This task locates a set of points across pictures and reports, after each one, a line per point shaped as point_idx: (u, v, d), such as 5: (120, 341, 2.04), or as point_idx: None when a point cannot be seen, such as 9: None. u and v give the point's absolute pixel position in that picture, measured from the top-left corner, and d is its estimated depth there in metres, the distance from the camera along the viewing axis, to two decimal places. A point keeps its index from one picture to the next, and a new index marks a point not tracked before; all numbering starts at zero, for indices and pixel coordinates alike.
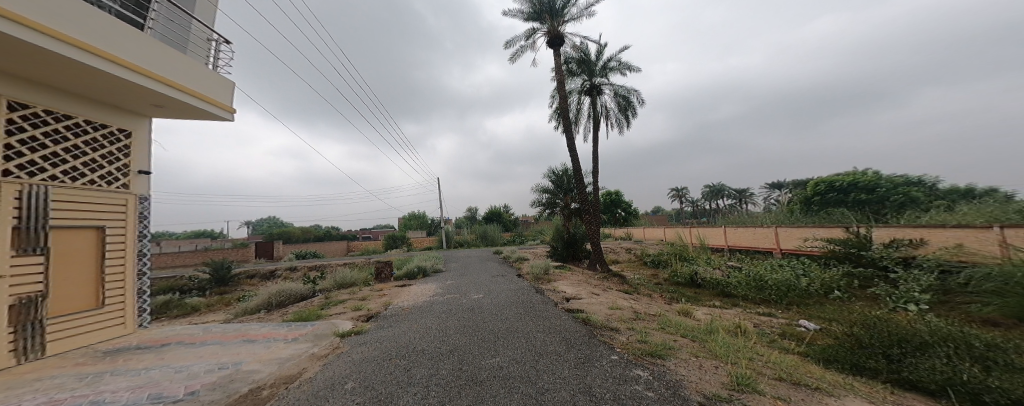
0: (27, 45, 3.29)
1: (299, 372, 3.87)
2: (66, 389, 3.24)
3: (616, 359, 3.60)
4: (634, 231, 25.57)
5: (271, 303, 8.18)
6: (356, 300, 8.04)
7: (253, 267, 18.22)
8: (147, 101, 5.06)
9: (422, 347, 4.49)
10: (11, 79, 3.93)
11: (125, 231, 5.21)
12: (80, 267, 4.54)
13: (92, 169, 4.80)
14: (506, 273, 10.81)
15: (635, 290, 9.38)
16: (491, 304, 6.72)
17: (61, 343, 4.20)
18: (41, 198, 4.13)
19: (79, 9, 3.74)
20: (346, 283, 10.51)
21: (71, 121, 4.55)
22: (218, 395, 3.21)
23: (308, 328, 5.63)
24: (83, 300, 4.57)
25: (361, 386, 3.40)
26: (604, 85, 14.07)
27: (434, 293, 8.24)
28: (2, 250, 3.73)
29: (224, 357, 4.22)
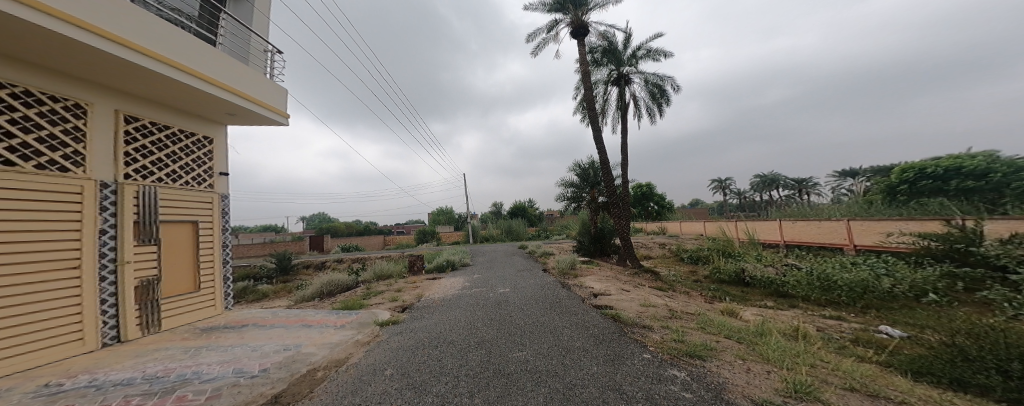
0: (133, 66, 3.88)
1: (347, 357, 4.22)
2: (174, 360, 3.82)
3: (649, 358, 3.50)
4: (670, 225, 24.28)
5: (323, 292, 8.96)
6: (393, 292, 8.56)
7: (308, 258, 20.07)
8: (221, 110, 5.70)
9: (452, 339, 4.69)
10: (126, 98, 4.65)
11: (212, 225, 5.93)
12: (181, 256, 5.27)
13: (186, 171, 5.53)
14: (533, 267, 10.86)
15: (672, 287, 8.97)
16: (517, 298, 6.80)
17: (170, 320, 4.94)
18: (152, 197, 4.85)
19: (169, 32, 4.33)
20: (384, 275, 11.18)
21: (167, 131, 5.26)
22: (284, 373, 3.62)
23: (354, 316, 6.09)
24: (184, 284, 5.30)
25: (398, 373, 3.64)
26: (632, 74, 13.48)
27: (463, 286, 8.50)
28: (126, 241, 4.43)
29: (288, 339, 4.73)
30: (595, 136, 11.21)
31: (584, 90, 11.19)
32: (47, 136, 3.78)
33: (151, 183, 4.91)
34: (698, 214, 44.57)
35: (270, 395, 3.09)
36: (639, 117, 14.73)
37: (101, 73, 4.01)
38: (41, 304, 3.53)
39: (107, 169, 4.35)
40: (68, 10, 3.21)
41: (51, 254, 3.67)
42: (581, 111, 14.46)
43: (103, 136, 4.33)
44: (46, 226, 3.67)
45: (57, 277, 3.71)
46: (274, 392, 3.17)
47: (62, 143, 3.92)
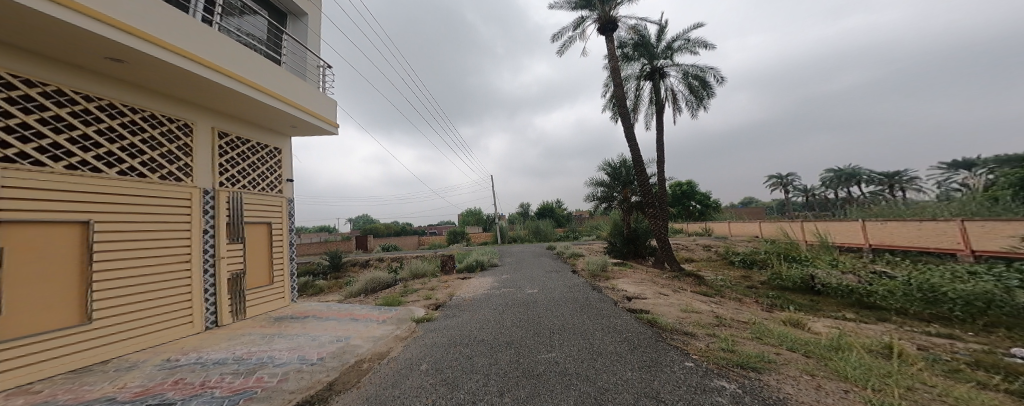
0: (218, 86, 4.23)
1: (388, 350, 4.49)
2: (254, 343, 4.28)
3: (691, 366, 3.02)
4: (716, 226, 22.60)
5: (367, 289, 9.57)
6: (427, 290, 8.90)
7: (355, 256, 21.58)
8: (287, 124, 6.09)
9: (482, 338, 4.77)
10: (214, 115, 5.14)
11: (283, 226, 6.48)
12: (259, 253, 5.80)
13: (263, 179, 6.10)
14: (564, 268, 10.71)
15: (719, 293, 8.30)
16: (545, 299, 6.77)
17: (252, 309, 5.51)
18: (238, 202, 5.37)
19: (248, 56, 4.69)
20: (419, 273, 11.62)
21: (250, 144, 5.86)
22: (337, 362, 3.92)
23: (393, 312, 6.41)
24: (261, 278, 5.80)
25: (432, 369, 3.79)
26: (668, 67, 12.86)
27: (491, 287, 8.60)
28: (221, 239, 5.00)
29: (340, 331, 5.07)
30: (628, 134, 10.80)
31: (614, 88, 10.86)
32: (167, 152, 4.41)
33: (240, 189, 5.49)
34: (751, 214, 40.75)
35: (325, 383, 3.40)
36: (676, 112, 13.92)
37: (194, 94, 4.42)
38: (162, 292, 4.12)
39: (207, 177, 4.93)
40: (178, 43, 3.63)
41: (166, 250, 4.21)
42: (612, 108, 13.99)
43: (204, 149, 4.93)
44: (168, 226, 4.28)
45: (172, 268, 4.28)
46: (328, 379, 3.48)
47: (177, 157, 4.55)
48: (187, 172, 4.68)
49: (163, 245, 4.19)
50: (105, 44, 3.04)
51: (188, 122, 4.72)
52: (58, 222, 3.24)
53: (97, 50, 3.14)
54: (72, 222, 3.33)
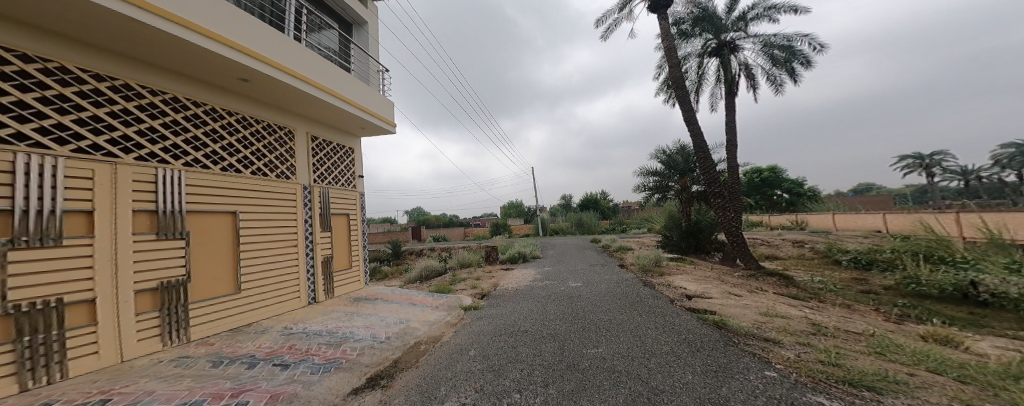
0: (294, 90, 4.37)
1: (441, 335, 4.78)
2: (336, 318, 4.77)
3: (772, 376, 2.70)
4: (815, 219, 19.67)
5: (421, 277, 10.21)
6: (474, 280, 9.23)
7: (412, 246, 23.14)
8: (357, 125, 6.27)
9: (526, 328, 4.84)
10: (302, 121, 5.46)
11: (365, 215, 6.88)
12: (342, 241, 6.15)
13: (345, 175, 6.49)
14: (609, 263, 10.32)
15: (817, 297, 6.84)
16: (590, 294, 6.65)
17: (344, 287, 6.05)
18: (326, 196, 5.77)
19: (319, 62, 4.87)
20: (466, 263, 12.00)
21: (334, 145, 6.25)
22: (398, 343, 4.27)
23: (444, 299, 6.73)
24: (343, 262, 6.10)
25: (479, 356, 3.94)
26: (739, 40, 11.44)
27: (535, 279, 8.65)
28: (318, 229, 5.50)
29: (401, 314, 5.45)
30: (686, 116, 10.01)
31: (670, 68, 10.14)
32: (281, 156, 4.97)
33: (329, 184, 5.95)
34: (867, 202, 33.19)
35: (390, 360, 3.78)
36: (756, 89, 12.13)
37: (280, 99, 4.67)
38: (278, 271, 4.68)
39: (306, 175, 5.38)
40: (273, 57, 3.97)
41: (277, 237, 4.71)
42: (668, 92, 13.00)
43: (303, 150, 5.40)
44: (279, 216, 4.77)
45: (282, 252, 4.77)
46: (392, 358, 3.84)
47: (285, 157, 5.06)
48: (290, 169, 5.14)
49: (281, 230, 4.79)
50: (220, 61, 3.40)
51: (290, 129, 5.18)
52: (218, 210, 3.91)
53: (216, 67, 3.54)
54: (223, 212, 3.96)
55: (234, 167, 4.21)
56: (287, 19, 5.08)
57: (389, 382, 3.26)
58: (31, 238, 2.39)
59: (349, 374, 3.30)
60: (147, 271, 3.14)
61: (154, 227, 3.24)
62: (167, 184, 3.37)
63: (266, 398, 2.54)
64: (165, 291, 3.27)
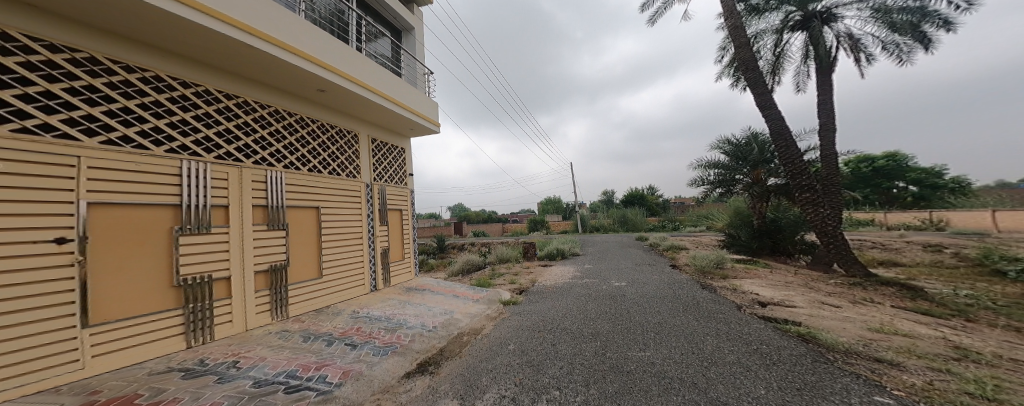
0: (353, 94, 4.65)
1: (482, 327, 4.95)
2: (392, 306, 5.15)
3: (886, 401, 2.32)
4: (959, 217, 15.87)
5: (462, 270, 10.57)
6: (512, 275, 9.36)
7: (455, 240, 24.01)
8: (406, 126, 6.54)
9: (566, 326, 4.80)
10: (362, 124, 5.82)
11: (414, 212, 7.29)
12: (396, 235, 6.57)
13: (398, 174, 6.88)
14: (659, 262, 9.78)
15: (963, 315, 5.14)
16: (635, 294, 6.39)
17: (398, 277, 6.48)
18: (383, 193, 6.19)
19: (372, 68, 5.14)
20: (505, 258, 12.18)
21: (389, 146, 6.66)
22: (443, 333, 4.48)
23: (483, 293, 6.91)
24: (397, 253, 6.52)
25: (518, 350, 4.02)
26: (837, 7, 9.54)
27: (574, 276, 8.56)
28: (377, 223, 5.93)
29: (445, 305, 5.71)
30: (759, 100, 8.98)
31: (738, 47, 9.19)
32: (350, 159, 5.44)
33: (386, 182, 6.37)
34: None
35: (437, 349, 4.01)
36: (859, 68, 9.75)
37: (341, 105, 5.01)
38: (348, 260, 5.14)
39: (368, 173, 5.82)
40: (341, 68, 4.35)
41: (347, 229, 5.17)
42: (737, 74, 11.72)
43: (365, 150, 5.81)
44: (349, 210, 5.25)
45: (351, 243, 5.24)
46: (439, 347, 4.05)
47: (352, 158, 5.48)
48: (356, 168, 5.58)
49: (353, 223, 5.31)
50: (300, 73, 3.82)
51: (354, 132, 5.60)
52: (303, 205, 4.43)
53: (295, 79, 3.98)
54: (307, 207, 4.48)
55: (316, 167, 4.70)
56: (348, 31, 5.55)
57: (436, 368, 3.46)
58: (188, 227, 3.06)
59: (403, 359, 3.56)
60: (262, 256, 3.78)
61: (266, 220, 3.87)
62: (273, 184, 3.99)
63: (340, 373, 2.99)
64: (273, 273, 3.90)
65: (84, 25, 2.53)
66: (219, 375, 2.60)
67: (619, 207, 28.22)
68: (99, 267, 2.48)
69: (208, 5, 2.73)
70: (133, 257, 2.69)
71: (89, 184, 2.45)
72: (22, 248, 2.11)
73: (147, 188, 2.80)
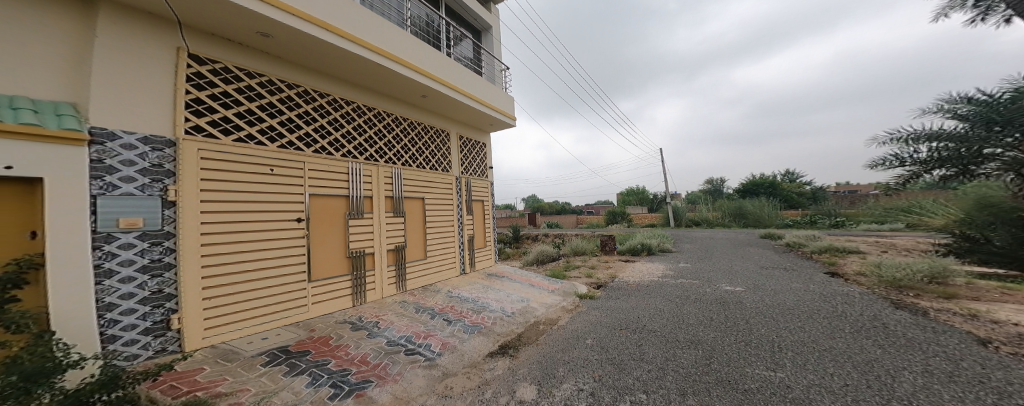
0: (443, 96, 4.94)
1: (558, 318, 4.87)
2: (477, 289, 5.48)
3: None
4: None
5: (536, 260, 10.65)
6: (588, 268, 9.01)
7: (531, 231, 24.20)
8: (487, 122, 6.72)
9: (653, 328, 4.40)
10: (451, 123, 6.17)
11: (494, 202, 7.54)
12: (480, 225, 6.93)
13: (480, 167, 7.18)
14: (793, 267, 7.82)
15: None
16: (739, 300, 5.47)
17: (481, 262, 6.87)
18: (468, 187, 6.55)
19: (459, 70, 5.37)
20: (580, 251, 11.80)
21: (473, 143, 7.00)
22: (520, 319, 4.56)
23: (559, 285, 6.79)
24: (480, 241, 6.88)
25: (597, 346, 3.80)
26: None
27: (663, 275, 7.73)
28: (464, 212, 6.32)
29: (522, 293, 5.82)
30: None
31: None
32: (444, 153, 5.92)
33: (471, 175, 6.77)
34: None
35: (516, 334, 4.07)
36: None
37: (433, 106, 5.39)
38: (444, 244, 5.64)
39: (457, 168, 6.23)
40: (434, 72, 4.68)
41: (444, 217, 5.68)
42: None
43: (454, 148, 6.19)
44: (446, 200, 5.78)
45: (446, 230, 5.74)
46: (518, 332, 4.14)
47: (445, 154, 5.92)
48: (448, 163, 5.98)
49: (447, 211, 5.81)
50: (411, 84, 4.39)
51: (446, 131, 5.99)
52: (414, 195, 5.03)
53: (397, 86, 4.39)
54: (415, 196, 5.03)
55: (421, 163, 5.26)
56: (439, 37, 5.96)
57: (516, 352, 3.52)
58: (354, 213, 3.98)
59: (486, 339, 3.70)
60: (392, 238, 4.51)
61: (392, 208, 4.57)
62: (397, 179, 4.70)
63: (440, 344, 3.30)
64: (398, 252, 4.60)
65: (271, 56, 3.32)
66: (368, 331, 3.36)
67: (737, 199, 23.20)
68: (315, 240, 3.55)
69: (353, 33, 3.45)
70: (330, 233, 3.72)
71: (309, 181, 3.54)
72: (281, 225, 3.23)
73: (333, 182, 3.80)
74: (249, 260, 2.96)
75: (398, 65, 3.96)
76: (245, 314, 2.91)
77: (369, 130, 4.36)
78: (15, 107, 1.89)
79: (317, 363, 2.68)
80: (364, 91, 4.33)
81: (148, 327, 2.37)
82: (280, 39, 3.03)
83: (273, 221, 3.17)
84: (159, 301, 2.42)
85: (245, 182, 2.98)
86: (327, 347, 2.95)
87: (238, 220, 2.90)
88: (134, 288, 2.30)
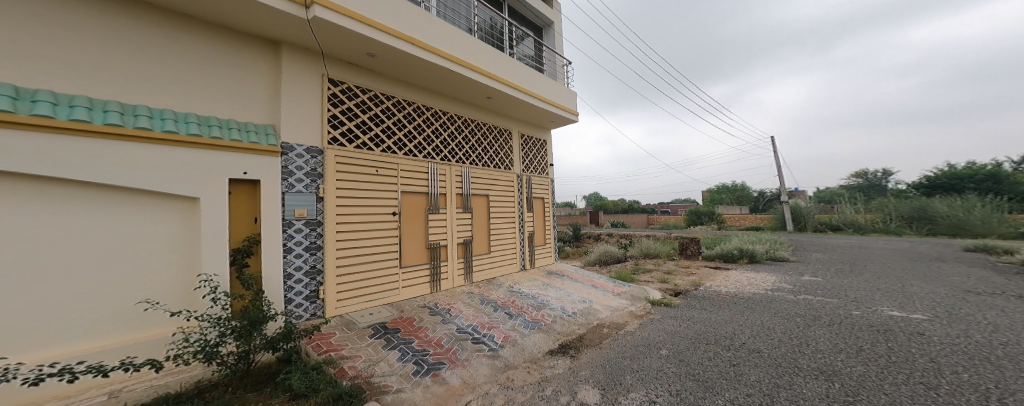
0: (506, 96, 5.06)
1: (625, 323, 4.60)
2: (537, 286, 5.53)
3: None
4: None
5: (599, 261, 10.21)
6: (663, 274, 8.23)
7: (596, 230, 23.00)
8: (549, 118, 6.65)
9: (759, 347, 3.72)
10: (512, 122, 6.26)
11: (554, 199, 7.47)
12: (540, 222, 6.93)
13: (541, 165, 7.17)
14: (966, 291, 5.82)
15: None
16: (862, 320, 4.38)
17: (541, 259, 6.88)
18: (529, 184, 6.60)
19: (522, 69, 5.43)
20: (651, 254, 11.06)
21: (535, 141, 7.03)
22: (581, 320, 4.44)
23: (627, 288, 6.37)
24: (539, 238, 6.86)
25: (674, 358, 3.47)
26: None
27: (755, 286, 6.63)
28: (524, 208, 6.38)
29: (585, 294, 5.67)
30: None
31: None
32: (507, 152, 6.05)
33: (532, 172, 6.82)
34: None
35: (577, 334, 3.98)
36: None
37: (497, 106, 5.54)
38: (506, 239, 5.79)
39: (518, 166, 6.32)
40: (500, 73, 4.83)
41: (506, 214, 5.85)
42: None
43: (516, 146, 6.30)
44: (508, 196, 5.93)
45: (508, 226, 5.88)
46: (580, 332, 4.04)
47: (507, 152, 6.07)
48: (509, 162, 6.11)
49: (509, 208, 5.95)
50: (479, 87, 4.61)
51: (508, 130, 6.11)
52: (480, 192, 5.29)
53: (466, 89, 4.64)
54: (480, 193, 5.27)
55: (487, 161, 5.52)
56: (503, 38, 6.11)
57: (577, 353, 3.44)
58: (433, 209, 4.39)
59: (546, 336, 3.71)
60: (461, 232, 4.83)
61: (462, 204, 4.89)
62: (466, 177, 4.99)
63: (503, 337, 3.43)
64: (465, 245, 4.90)
65: (368, 71, 3.83)
66: (443, 317, 3.67)
67: (917, 196, 16.60)
68: (406, 232, 4.07)
69: (431, 44, 3.78)
70: (416, 226, 4.20)
71: (403, 180, 4.06)
72: (383, 219, 3.81)
73: (419, 181, 4.27)
74: (363, 248, 3.60)
75: (468, 69, 4.20)
76: (364, 290, 3.58)
77: (445, 132, 4.73)
78: (246, 131, 2.87)
79: (405, 341, 3.05)
80: (439, 96, 4.68)
81: (308, 294, 3.18)
82: (382, 57, 3.56)
83: (377, 214, 3.77)
84: (314, 275, 3.24)
85: (362, 183, 3.64)
86: (412, 327, 3.32)
87: (356, 214, 3.56)
88: (300, 262, 3.13)
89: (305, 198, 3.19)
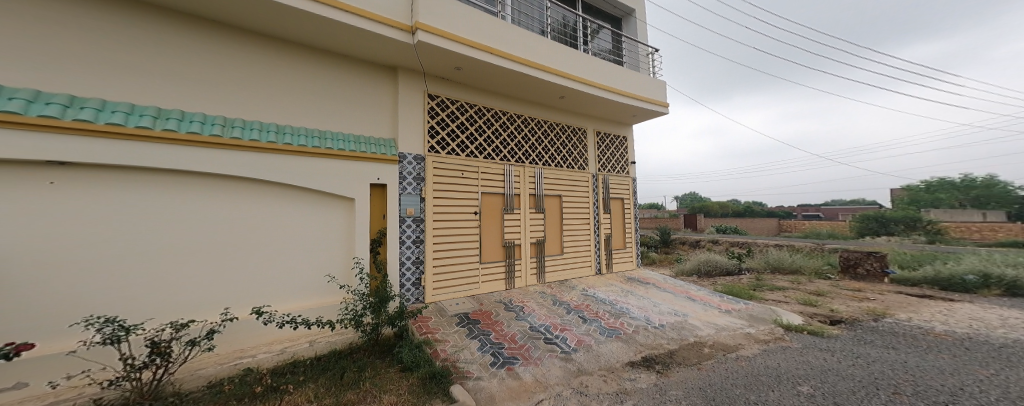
0: (581, 94, 4.89)
1: (737, 346, 3.84)
2: (617, 292, 5.20)
3: None
4: None
5: (699, 271, 8.90)
6: (802, 293, 6.49)
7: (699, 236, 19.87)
8: (630, 113, 6.14)
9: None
10: (588, 120, 6.02)
11: (637, 200, 6.89)
12: (619, 224, 6.48)
13: (620, 164, 6.69)
14: None
15: None
16: None
17: (621, 264, 6.44)
18: (606, 184, 6.24)
19: (601, 64, 5.16)
20: (780, 267, 8.91)
21: (614, 138, 6.60)
22: (672, 334, 3.96)
23: (742, 305, 5.25)
24: (617, 241, 6.42)
25: (824, 399, 2.60)
26: None
27: (954, 320, 4.68)
28: (600, 209, 6.07)
29: (677, 306, 5.04)
30: None
31: None
32: (581, 151, 5.86)
33: (610, 171, 6.42)
34: None
35: (666, 349, 3.57)
36: None
37: (572, 105, 5.41)
38: (580, 241, 5.62)
39: (594, 165, 6.05)
40: (576, 71, 4.71)
41: (580, 215, 5.68)
42: None
43: (591, 145, 6.05)
44: (582, 197, 5.75)
45: (582, 227, 5.71)
46: (670, 348, 3.61)
47: (582, 151, 5.88)
48: (584, 161, 5.91)
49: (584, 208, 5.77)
50: (554, 87, 4.59)
51: (583, 128, 5.90)
52: (553, 192, 5.28)
53: (541, 91, 4.69)
54: (553, 194, 5.26)
55: (563, 162, 5.50)
56: (577, 35, 5.94)
57: (665, 370, 3.08)
58: (508, 209, 4.59)
59: (626, 347, 3.45)
60: (534, 232, 4.92)
61: (535, 205, 4.97)
62: (539, 178, 5.05)
63: (576, 340, 3.35)
64: (539, 245, 4.97)
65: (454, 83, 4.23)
66: (517, 313, 3.81)
67: None
68: (486, 231, 4.37)
69: (508, 51, 3.95)
70: (494, 225, 4.47)
71: (484, 182, 4.37)
72: (467, 217, 4.18)
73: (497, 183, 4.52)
74: (451, 243, 4.02)
75: (542, 71, 4.23)
76: (451, 281, 3.99)
77: (520, 135, 4.88)
78: (379, 145, 3.58)
79: (483, 332, 3.29)
80: (515, 100, 4.85)
81: (413, 281, 3.70)
82: (466, 69, 3.89)
83: (463, 214, 4.15)
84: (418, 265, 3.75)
85: (452, 185, 4.08)
86: (490, 320, 3.55)
87: (447, 213, 4.00)
88: (409, 253, 3.69)
89: (412, 198, 3.74)
